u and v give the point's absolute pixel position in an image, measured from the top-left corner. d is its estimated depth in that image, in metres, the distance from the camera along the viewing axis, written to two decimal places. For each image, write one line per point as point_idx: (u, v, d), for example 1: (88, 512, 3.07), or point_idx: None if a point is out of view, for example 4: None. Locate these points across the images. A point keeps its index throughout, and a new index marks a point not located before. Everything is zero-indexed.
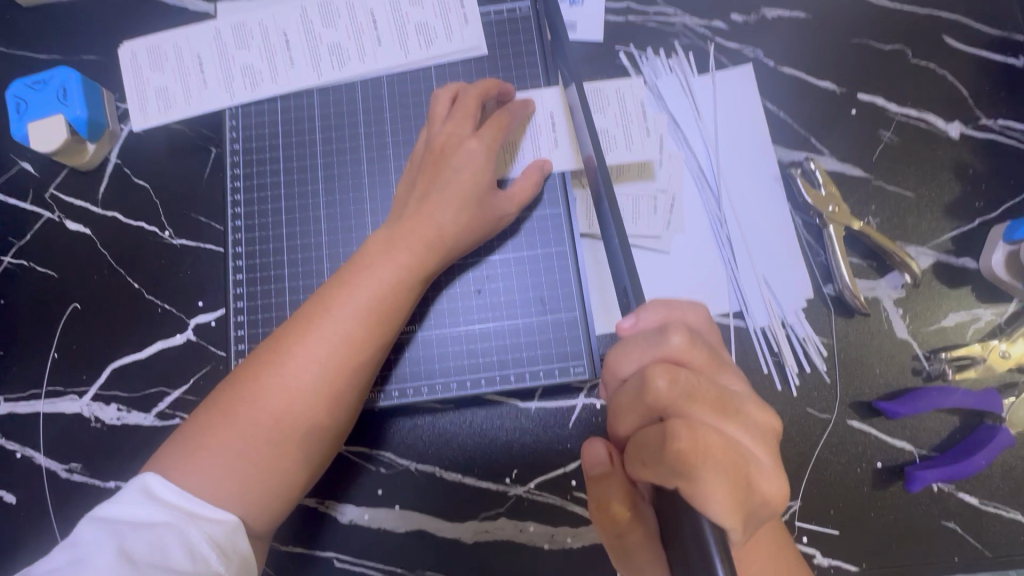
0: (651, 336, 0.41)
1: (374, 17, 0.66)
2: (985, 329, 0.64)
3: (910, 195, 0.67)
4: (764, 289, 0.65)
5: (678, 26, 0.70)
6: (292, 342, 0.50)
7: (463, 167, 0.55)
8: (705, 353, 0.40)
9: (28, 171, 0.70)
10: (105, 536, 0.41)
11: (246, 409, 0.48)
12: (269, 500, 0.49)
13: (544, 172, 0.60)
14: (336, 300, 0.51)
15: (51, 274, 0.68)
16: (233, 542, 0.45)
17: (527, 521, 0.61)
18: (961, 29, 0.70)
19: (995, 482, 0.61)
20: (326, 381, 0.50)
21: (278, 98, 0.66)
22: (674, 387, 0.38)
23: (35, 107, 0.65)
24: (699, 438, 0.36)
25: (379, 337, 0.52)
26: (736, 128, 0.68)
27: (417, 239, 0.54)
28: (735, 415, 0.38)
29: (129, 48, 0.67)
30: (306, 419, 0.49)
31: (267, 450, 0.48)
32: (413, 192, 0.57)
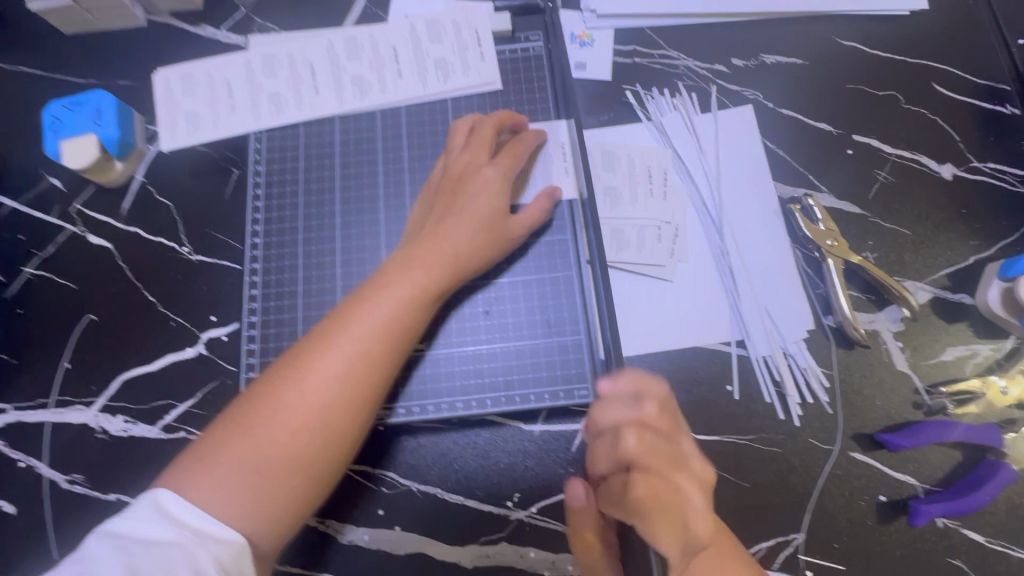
0: (626, 397, 0.48)
1: (396, 52, 0.70)
2: (983, 364, 0.65)
3: (906, 231, 0.69)
4: (766, 319, 0.66)
5: (682, 69, 0.74)
6: (309, 358, 0.51)
7: (478, 193, 0.59)
8: (668, 422, 0.47)
9: (56, 187, 0.73)
10: (113, 552, 0.42)
11: (263, 425, 0.49)
12: (281, 516, 0.49)
13: (555, 199, 0.63)
14: (353, 317, 0.53)
15: (70, 286, 0.70)
16: (239, 565, 0.45)
17: (528, 547, 0.61)
18: (949, 77, 0.74)
19: (1002, 520, 0.60)
20: (343, 396, 0.51)
21: (303, 124, 0.70)
22: (637, 457, 0.44)
23: (69, 127, 0.68)
24: (651, 492, 0.43)
25: (395, 354, 0.54)
26: (738, 164, 0.71)
27: (432, 259, 0.56)
28: (685, 471, 0.45)
29: (162, 73, 0.72)
30: (320, 435, 0.50)
31: (282, 465, 0.49)
32: (431, 216, 0.60)
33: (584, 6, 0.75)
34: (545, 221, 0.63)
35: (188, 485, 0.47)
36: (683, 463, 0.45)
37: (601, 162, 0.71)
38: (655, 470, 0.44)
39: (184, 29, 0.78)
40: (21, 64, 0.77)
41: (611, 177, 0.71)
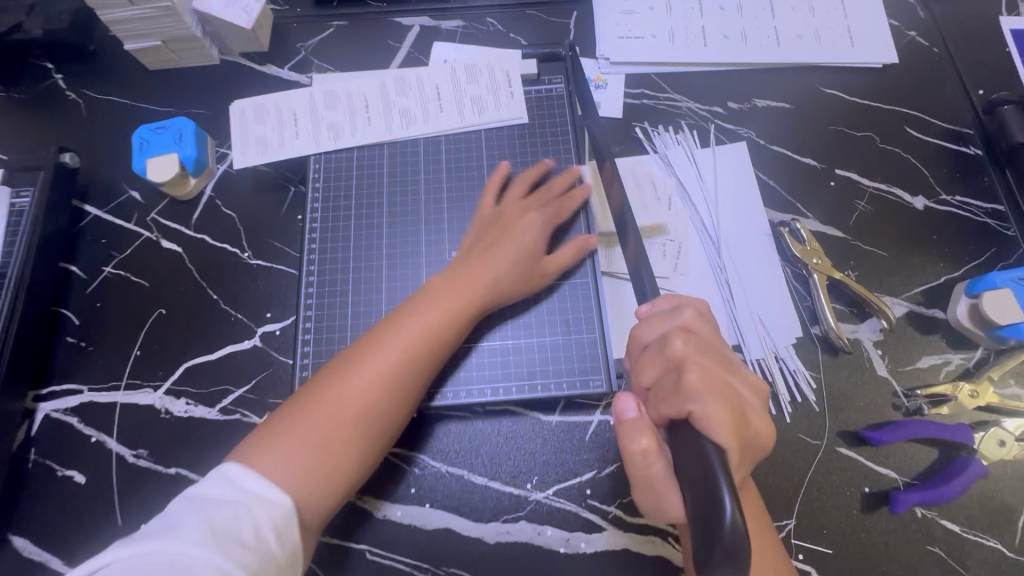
0: (668, 312, 0.52)
1: (438, 90, 0.81)
2: (956, 371, 0.72)
3: (884, 253, 0.78)
4: (760, 326, 0.74)
5: (684, 110, 0.85)
6: (361, 359, 0.60)
7: (522, 232, 0.70)
8: (708, 329, 0.52)
9: (135, 198, 0.83)
10: (193, 508, 0.48)
11: (323, 407, 0.57)
12: (328, 488, 0.57)
13: (587, 247, 0.72)
14: (405, 323, 0.62)
15: (143, 284, 0.80)
16: (288, 526, 0.52)
17: (544, 525, 0.67)
18: (919, 122, 0.85)
19: (976, 511, 0.66)
20: (389, 391, 0.59)
21: (355, 149, 0.81)
22: (686, 355, 0.48)
23: (155, 147, 0.80)
24: (704, 378, 0.46)
25: (434, 359, 0.62)
26: (733, 191, 0.81)
27: (475, 284, 0.66)
28: (734, 371, 0.49)
29: (237, 104, 0.82)
30: (368, 428, 0.58)
31: (334, 444, 0.57)
32: (479, 245, 0.70)
33: (600, 55, 0.87)
34: (571, 267, 0.72)
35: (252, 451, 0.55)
36: (733, 369, 0.49)
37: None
38: (706, 365, 0.48)
39: (251, 67, 0.90)
40: (110, 93, 0.89)
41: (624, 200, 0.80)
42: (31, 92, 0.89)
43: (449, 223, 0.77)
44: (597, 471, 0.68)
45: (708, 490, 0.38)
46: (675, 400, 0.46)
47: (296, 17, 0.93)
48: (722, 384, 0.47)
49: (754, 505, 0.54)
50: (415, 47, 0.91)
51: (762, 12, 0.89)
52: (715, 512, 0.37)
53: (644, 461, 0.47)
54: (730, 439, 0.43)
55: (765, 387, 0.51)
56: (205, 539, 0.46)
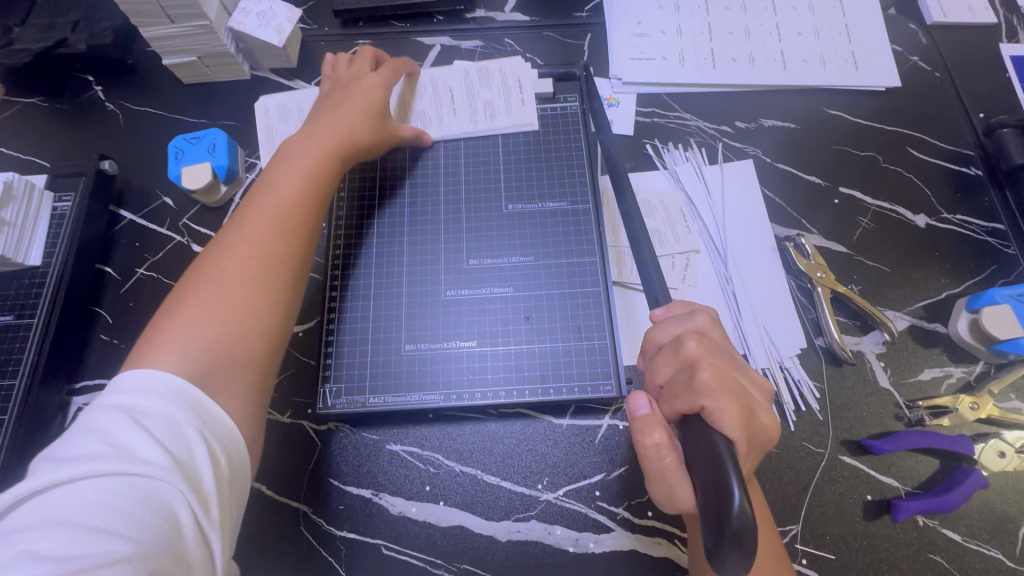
0: (681, 316, 0.54)
1: (452, 93, 0.86)
2: (957, 384, 0.74)
3: (887, 268, 0.80)
4: (765, 337, 0.77)
5: (693, 127, 0.89)
6: (243, 236, 0.62)
7: (364, 88, 0.77)
8: (720, 331, 0.53)
9: (169, 205, 0.88)
10: (130, 425, 0.47)
11: (217, 266, 0.60)
12: (252, 333, 0.58)
13: (422, 142, 0.82)
14: (262, 186, 0.67)
15: (174, 285, 0.83)
16: (228, 439, 0.52)
17: (555, 525, 0.69)
18: (921, 143, 0.88)
19: (976, 521, 0.67)
20: (276, 232, 0.63)
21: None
22: (699, 355, 0.50)
23: (190, 156, 0.84)
24: (716, 375, 0.48)
25: (313, 198, 0.68)
26: (739, 206, 0.84)
27: (330, 133, 0.72)
28: (743, 370, 0.51)
29: (262, 103, 0.90)
30: (260, 296, 0.60)
31: (238, 290, 0.59)
32: (325, 106, 0.76)
33: (613, 75, 0.91)
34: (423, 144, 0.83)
35: (158, 335, 0.55)
36: (743, 368, 0.51)
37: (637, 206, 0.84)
38: (716, 366, 0.49)
39: (281, 82, 0.95)
40: (148, 106, 0.94)
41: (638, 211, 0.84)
42: (74, 103, 0.94)
43: (467, 230, 0.79)
44: (606, 473, 0.71)
45: (718, 485, 0.40)
46: (687, 397, 0.48)
47: (325, 37, 0.98)
48: (734, 383, 0.49)
49: (758, 501, 0.57)
50: (436, 66, 0.95)
51: (768, 36, 0.93)
52: (724, 504, 0.39)
53: (657, 455, 0.49)
54: (739, 436, 0.46)
55: (769, 387, 0.53)
56: (156, 455, 0.46)
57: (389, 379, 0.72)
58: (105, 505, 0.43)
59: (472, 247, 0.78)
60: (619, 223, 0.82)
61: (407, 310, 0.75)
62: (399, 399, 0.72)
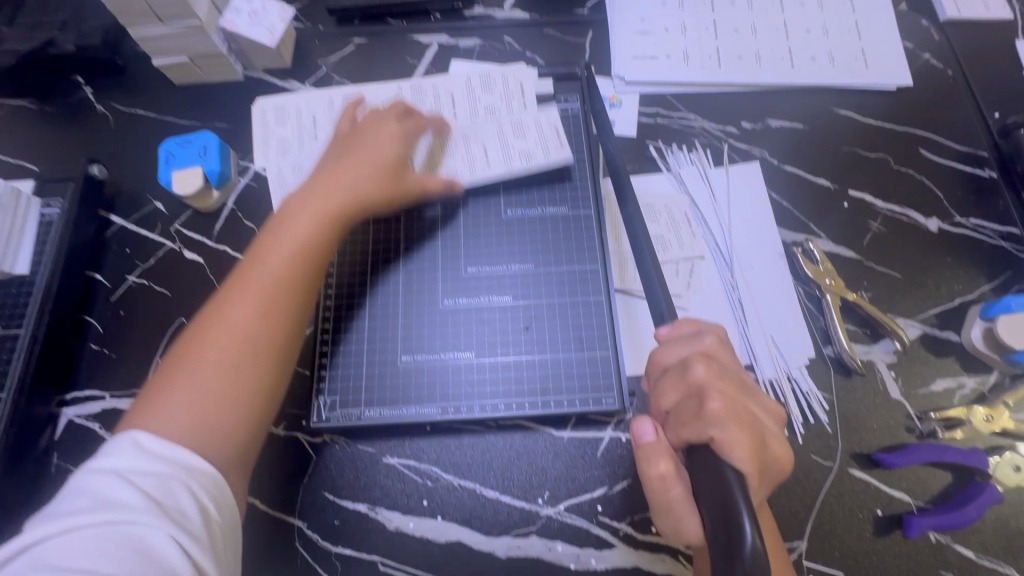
0: (688, 337, 0.52)
1: (485, 146, 0.79)
2: (970, 395, 0.72)
3: (899, 274, 0.78)
4: (772, 346, 0.74)
5: (698, 129, 0.87)
6: (237, 307, 0.59)
7: (376, 143, 0.72)
8: (729, 353, 0.51)
9: (160, 209, 0.86)
10: (115, 479, 0.48)
11: (210, 338, 0.58)
12: (229, 426, 0.56)
13: (454, 190, 0.75)
14: (260, 253, 0.63)
15: (166, 293, 0.82)
16: (218, 491, 0.53)
17: (556, 541, 0.67)
18: (933, 144, 0.85)
19: (990, 537, 0.65)
20: (264, 312, 0.59)
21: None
22: (707, 382, 0.47)
23: (181, 161, 0.82)
24: (727, 405, 0.46)
25: (309, 272, 0.63)
26: (746, 210, 0.82)
27: (332, 196, 0.67)
28: (753, 396, 0.49)
29: (259, 105, 0.85)
30: (249, 376, 0.58)
31: (220, 378, 0.56)
32: (333, 160, 0.72)
33: (614, 74, 0.89)
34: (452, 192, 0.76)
35: (139, 417, 0.54)
36: (752, 394, 0.49)
37: (644, 212, 0.81)
38: (726, 392, 0.47)
39: (274, 82, 0.93)
40: (139, 107, 0.92)
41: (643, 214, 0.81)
42: (63, 105, 0.92)
43: (465, 236, 0.77)
44: (608, 487, 0.69)
45: (727, 520, 0.39)
46: (696, 428, 0.46)
47: (318, 35, 0.95)
48: (744, 410, 0.47)
49: (768, 529, 0.55)
50: (433, 65, 0.93)
51: (775, 34, 0.90)
52: (733, 539, 0.38)
53: (662, 486, 0.48)
54: (750, 465, 0.44)
55: (781, 412, 0.51)
56: (141, 505, 0.47)
57: (385, 391, 0.71)
58: (96, 556, 0.44)
59: (471, 253, 0.76)
60: (621, 228, 0.79)
61: (403, 321, 0.73)
62: (395, 412, 0.70)
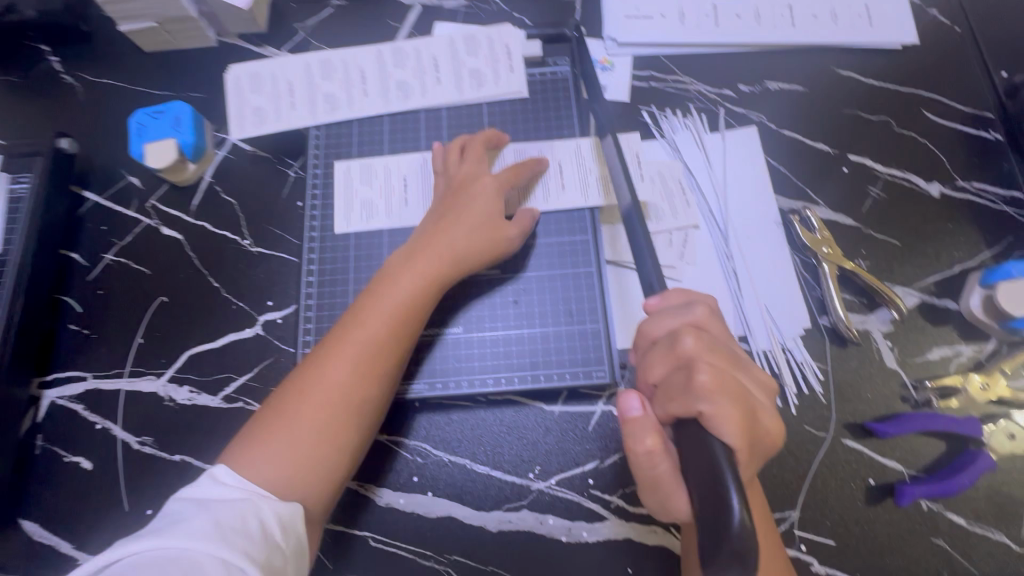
0: (678, 309, 0.50)
1: (560, 167, 0.74)
2: (967, 362, 0.71)
3: (897, 241, 0.76)
4: (766, 317, 0.73)
5: (694, 92, 0.83)
6: (337, 354, 0.60)
7: (476, 198, 0.68)
8: (720, 325, 0.50)
9: (136, 184, 0.83)
10: (194, 505, 0.51)
11: (311, 383, 0.59)
12: (317, 477, 0.58)
13: (533, 219, 0.70)
14: (361, 312, 0.63)
15: (144, 271, 0.79)
16: (293, 524, 0.54)
17: (547, 514, 0.67)
18: (938, 106, 0.82)
19: (982, 504, 0.65)
20: (358, 376, 0.60)
21: (354, 121, 0.79)
22: (697, 354, 0.46)
23: (153, 133, 0.78)
24: (717, 377, 0.44)
25: (402, 338, 0.63)
26: (742, 177, 0.79)
27: (430, 255, 0.65)
28: (744, 369, 0.47)
29: (234, 72, 0.81)
30: (341, 428, 0.59)
31: (311, 436, 0.58)
32: (434, 216, 0.69)
33: (607, 36, 0.84)
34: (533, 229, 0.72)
35: (241, 449, 0.57)
36: (744, 366, 0.47)
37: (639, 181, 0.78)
38: (717, 364, 0.46)
39: (249, 48, 0.88)
40: (108, 77, 0.88)
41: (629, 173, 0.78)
42: (27, 76, 0.87)
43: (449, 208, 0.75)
44: (600, 461, 0.68)
45: (716, 495, 0.37)
46: (686, 400, 0.44)
47: None
48: (735, 382, 0.45)
49: (758, 504, 0.54)
50: (415, 28, 0.88)
51: None
52: (722, 513, 0.36)
53: (650, 462, 0.45)
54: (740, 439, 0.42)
55: (772, 385, 0.50)
56: (214, 530, 0.48)
57: None
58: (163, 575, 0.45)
59: None
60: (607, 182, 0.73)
61: None
62: None
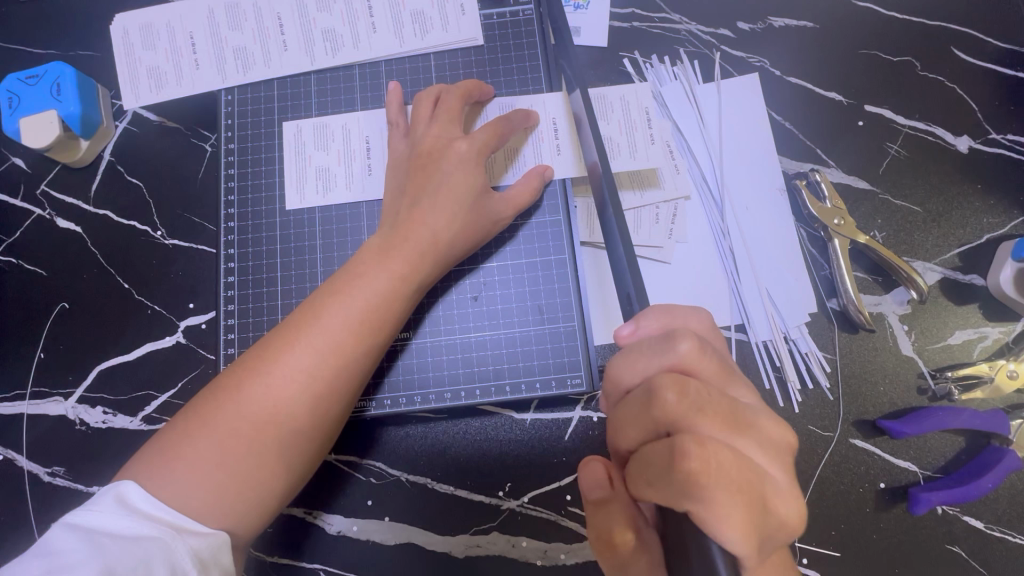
0: (657, 345, 0.40)
1: (555, 127, 0.61)
2: (992, 348, 0.63)
3: (919, 209, 0.65)
4: (767, 301, 0.63)
5: (684, 33, 0.69)
6: (289, 355, 0.47)
7: (454, 168, 0.55)
8: (715, 366, 0.39)
9: (20, 167, 0.68)
10: (83, 543, 0.39)
11: (252, 388, 0.46)
12: (246, 508, 0.45)
13: (545, 179, 0.59)
14: (324, 309, 0.49)
15: (41, 273, 0.67)
16: (217, 560, 0.42)
17: (519, 536, 0.60)
18: (970, 42, 0.69)
19: (1001, 505, 0.59)
20: (318, 390, 0.47)
21: (274, 81, 0.65)
22: (680, 416, 0.36)
23: (28, 103, 0.64)
24: (708, 455, 0.33)
25: (373, 346, 0.50)
26: (741, 137, 0.67)
27: (412, 246, 0.53)
28: (748, 430, 0.36)
29: (121, 23, 0.66)
30: (286, 450, 0.46)
31: (252, 461, 0.45)
32: (404, 195, 0.55)
33: None
34: (534, 202, 0.60)
35: (152, 460, 0.44)
36: (748, 425, 0.36)
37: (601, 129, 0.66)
38: (711, 431, 0.35)
39: None
40: None
41: (608, 128, 0.62)
42: None
43: None
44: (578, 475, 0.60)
45: None
46: (667, 489, 0.34)
47: None
48: (735, 458, 0.34)
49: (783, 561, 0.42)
50: None
51: None
52: None
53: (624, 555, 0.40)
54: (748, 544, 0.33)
55: (792, 441, 0.38)
56: None
57: None
58: None
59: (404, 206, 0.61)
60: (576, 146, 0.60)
61: None
62: None
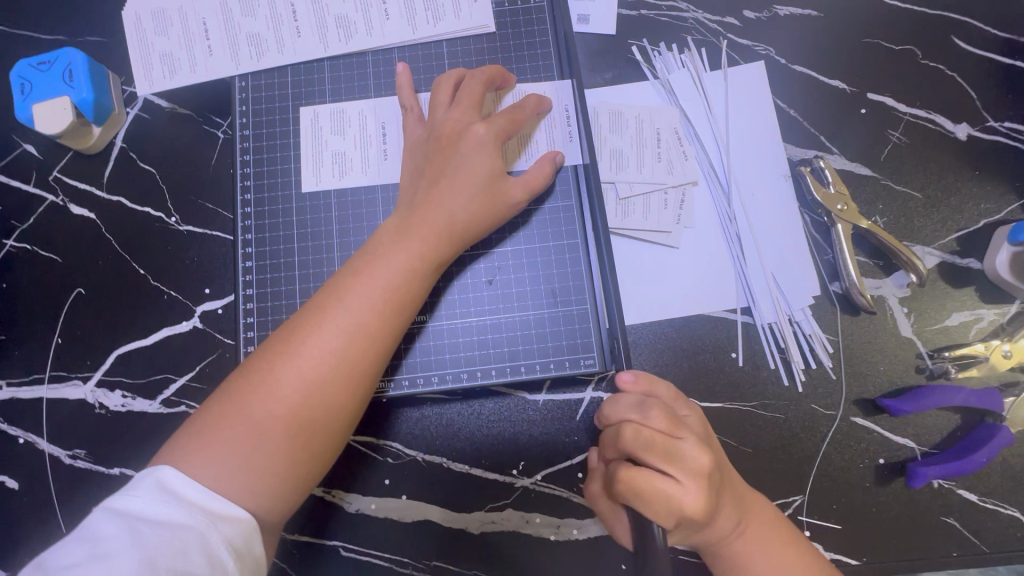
0: (634, 401, 0.52)
1: (569, 113, 0.63)
2: (987, 328, 0.65)
3: (918, 194, 0.67)
4: (773, 284, 0.65)
5: (691, 22, 0.70)
6: (315, 337, 0.48)
7: (471, 154, 0.56)
8: (669, 420, 0.49)
9: (31, 154, 0.68)
10: (124, 529, 0.40)
11: (283, 369, 0.48)
12: (286, 485, 0.47)
13: (556, 163, 0.60)
14: (347, 290, 0.50)
15: (55, 259, 0.67)
16: (250, 546, 0.44)
17: (533, 512, 0.62)
18: (971, 31, 0.70)
19: (993, 478, 0.62)
20: (347, 370, 0.49)
21: (288, 67, 0.66)
22: (627, 451, 0.48)
23: (40, 89, 0.64)
24: (633, 480, 0.47)
25: (397, 325, 0.52)
26: (749, 123, 0.69)
27: (429, 227, 0.54)
28: (677, 465, 0.47)
29: (133, 10, 0.68)
30: (320, 429, 0.48)
31: (288, 441, 0.47)
32: (422, 179, 0.56)
33: None
34: (547, 186, 0.61)
35: (191, 443, 0.46)
36: (679, 461, 0.47)
37: (608, 121, 0.68)
38: (649, 463, 0.47)
39: None
40: None
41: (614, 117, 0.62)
42: None
43: None
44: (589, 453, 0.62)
45: None
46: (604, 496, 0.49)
47: None
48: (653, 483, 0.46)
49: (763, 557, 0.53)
50: None
51: None
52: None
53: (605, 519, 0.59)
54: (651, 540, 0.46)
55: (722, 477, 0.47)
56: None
57: None
58: None
59: None
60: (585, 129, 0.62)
61: None
62: None
